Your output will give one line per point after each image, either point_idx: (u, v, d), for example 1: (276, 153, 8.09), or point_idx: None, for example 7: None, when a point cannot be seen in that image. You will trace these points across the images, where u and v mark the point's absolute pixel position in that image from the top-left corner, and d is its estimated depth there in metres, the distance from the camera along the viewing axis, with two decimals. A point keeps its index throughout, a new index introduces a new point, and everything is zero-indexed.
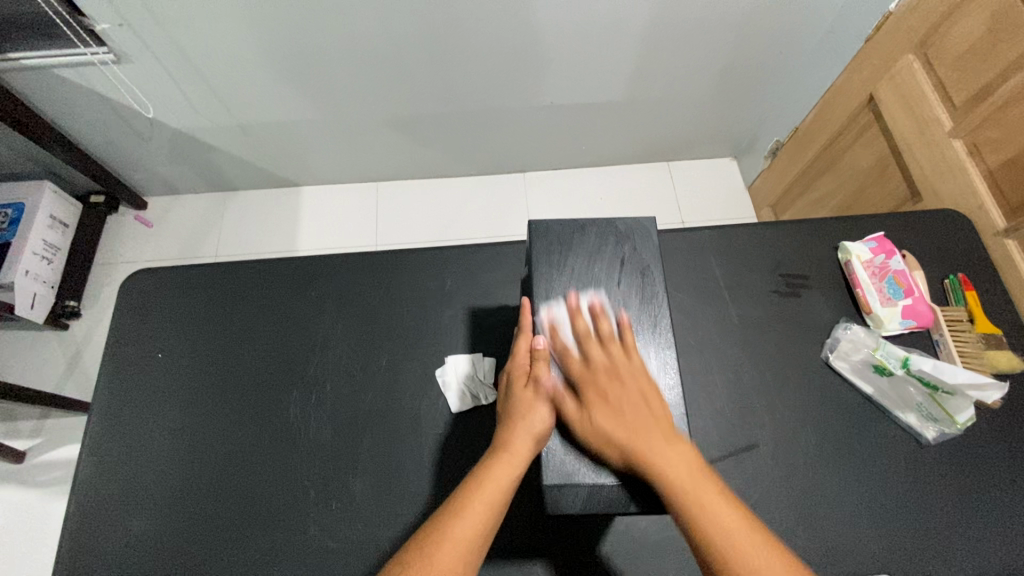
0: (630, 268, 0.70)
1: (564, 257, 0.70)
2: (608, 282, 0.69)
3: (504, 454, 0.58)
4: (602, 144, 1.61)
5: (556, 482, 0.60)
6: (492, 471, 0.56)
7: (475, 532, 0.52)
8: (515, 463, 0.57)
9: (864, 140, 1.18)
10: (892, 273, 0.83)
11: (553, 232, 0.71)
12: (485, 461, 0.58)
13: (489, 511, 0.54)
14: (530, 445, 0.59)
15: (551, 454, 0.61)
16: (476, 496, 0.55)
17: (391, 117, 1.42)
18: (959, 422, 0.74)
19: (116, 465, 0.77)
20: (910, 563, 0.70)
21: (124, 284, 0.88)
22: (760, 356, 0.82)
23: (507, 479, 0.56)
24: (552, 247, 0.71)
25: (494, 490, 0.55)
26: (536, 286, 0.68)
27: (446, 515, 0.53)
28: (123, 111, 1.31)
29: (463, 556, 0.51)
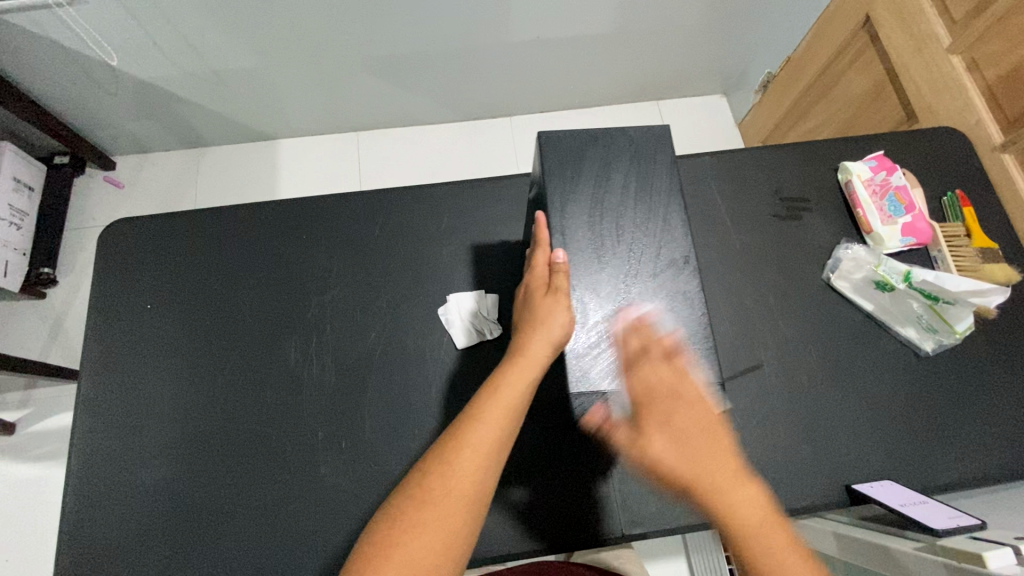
0: (643, 177, 0.68)
1: (576, 165, 0.67)
2: (622, 192, 0.67)
3: (518, 359, 0.57)
4: (590, 83, 1.56)
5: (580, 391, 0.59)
6: (509, 379, 0.56)
7: (494, 439, 0.53)
8: (534, 369, 0.56)
9: (859, 63, 1.16)
10: (893, 190, 0.82)
11: (563, 143, 0.68)
12: (501, 368, 0.57)
13: (506, 419, 0.54)
14: (547, 352, 0.57)
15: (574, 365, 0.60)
16: (493, 405, 0.55)
17: (369, 59, 1.35)
18: (959, 331, 0.75)
19: (116, 416, 0.75)
20: (908, 468, 0.73)
21: (103, 233, 0.84)
22: (763, 280, 0.82)
23: (524, 386, 0.56)
24: (566, 159, 0.67)
25: (510, 399, 0.55)
26: (549, 200, 0.65)
27: (463, 422, 0.54)
28: (81, 60, 1.22)
29: (482, 461, 0.52)
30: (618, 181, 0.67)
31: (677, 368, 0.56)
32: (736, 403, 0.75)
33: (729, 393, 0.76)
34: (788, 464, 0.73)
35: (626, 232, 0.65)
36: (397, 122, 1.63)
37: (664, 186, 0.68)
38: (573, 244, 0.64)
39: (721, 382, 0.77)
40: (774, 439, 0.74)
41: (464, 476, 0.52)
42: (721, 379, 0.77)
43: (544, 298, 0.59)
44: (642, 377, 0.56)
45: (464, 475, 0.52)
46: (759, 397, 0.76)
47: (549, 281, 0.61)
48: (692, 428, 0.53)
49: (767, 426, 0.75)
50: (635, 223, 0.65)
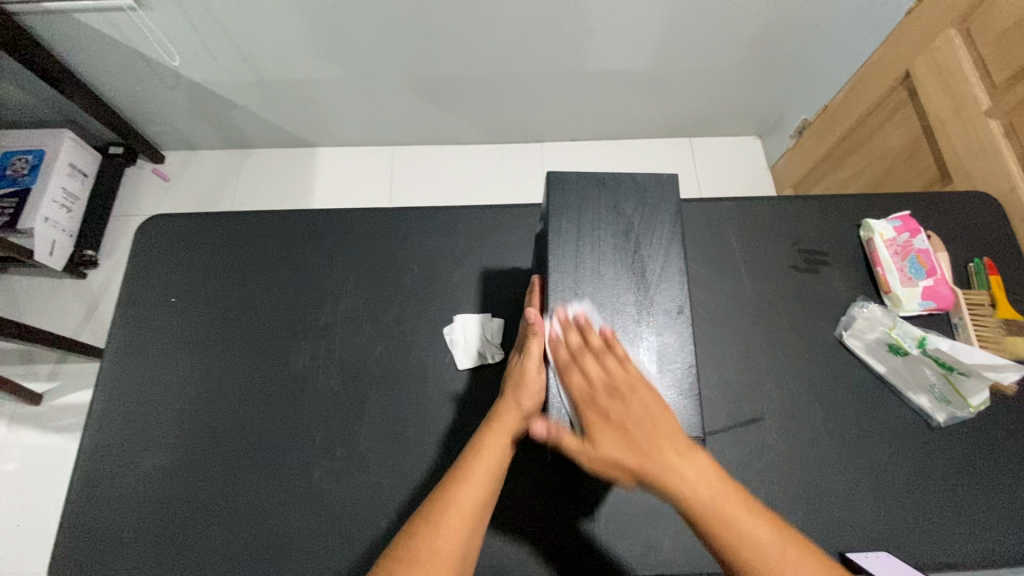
0: (648, 221, 0.67)
1: (579, 206, 0.67)
2: (625, 234, 0.66)
3: (494, 423, 0.61)
4: (623, 116, 1.58)
5: (562, 430, 0.59)
6: (489, 441, 0.59)
7: (479, 498, 0.55)
8: (510, 436, 0.60)
9: (896, 118, 1.14)
10: (915, 252, 0.81)
11: (570, 183, 0.67)
12: (479, 435, 0.60)
13: (489, 479, 0.57)
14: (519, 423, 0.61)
15: (556, 403, 0.60)
16: (477, 464, 0.57)
17: (410, 79, 1.40)
18: (973, 404, 0.72)
19: (130, 402, 0.79)
20: (910, 541, 0.70)
21: (140, 226, 0.89)
22: (772, 331, 0.81)
23: (503, 447, 0.59)
24: (569, 201, 0.67)
25: (491, 461, 0.57)
26: (550, 238, 0.65)
27: (449, 482, 0.56)
28: (144, 61, 1.31)
29: (469, 522, 0.53)
30: (622, 224, 0.66)
31: (622, 368, 0.57)
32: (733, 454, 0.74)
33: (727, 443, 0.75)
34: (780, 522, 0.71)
35: (625, 275, 0.64)
36: (431, 140, 1.68)
37: (668, 233, 0.67)
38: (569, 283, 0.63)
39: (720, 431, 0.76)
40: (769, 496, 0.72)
41: (450, 538, 0.52)
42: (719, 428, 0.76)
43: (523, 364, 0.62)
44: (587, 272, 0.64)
45: (451, 532, 0.52)
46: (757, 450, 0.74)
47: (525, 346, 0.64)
48: (637, 417, 0.55)
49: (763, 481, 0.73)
50: (634, 266, 0.64)
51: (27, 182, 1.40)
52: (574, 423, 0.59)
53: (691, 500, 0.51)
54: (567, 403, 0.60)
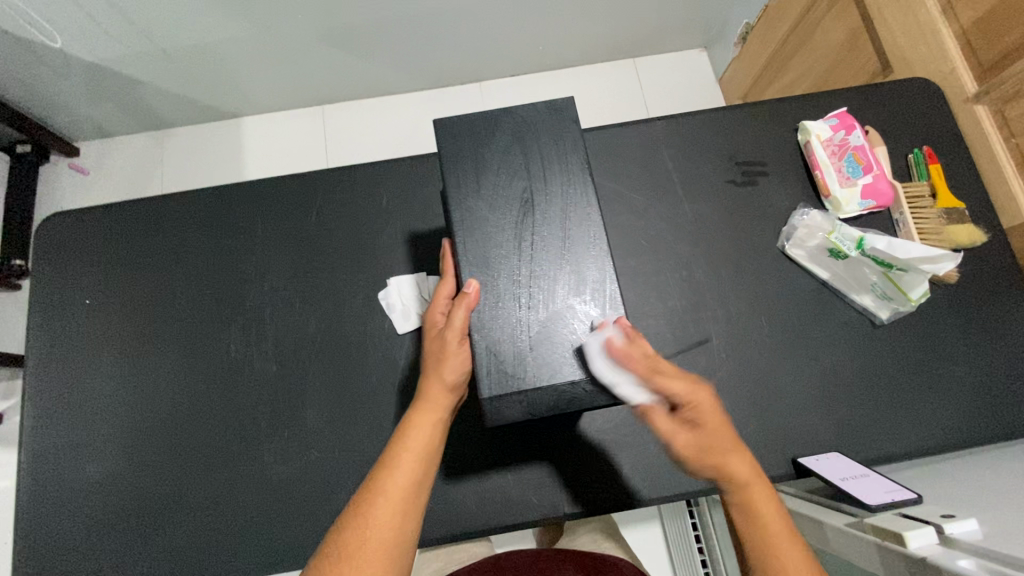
0: (551, 150, 0.56)
1: (473, 150, 0.57)
2: (529, 172, 0.56)
3: (420, 402, 0.54)
4: (561, 43, 1.49)
5: (495, 394, 0.51)
6: (415, 423, 0.53)
7: (409, 484, 0.50)
8: (442, 411, 0.54)
9: (835, 11, 1.08)
10: (851, 150, 0.78)
11: (458, 128, 0.57)
12: (410, 411, 0.54)
13: (420, 462, 0.52)
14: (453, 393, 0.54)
15: (486, 364, 0.52)
16: (408, 447, 0.52)
17: (325, 29, 1.29)
18: (913, 299, 0.72)
19: (63, 413, 0.76)
20: (860, 439, 0.71)
21: (39, 227, 0.82)
22: (715, 251, 0.79)
23: (432, 429, 0.53)
24: (461, 144, 0.57)
25: (424, 439, 0.52)
26: (446, 192, 0.55)
27: (380, 469, 0.51)
28: (25, 43, 1.18)
29: (401, 510, 0.49)
30: (524, 162, 0.56)
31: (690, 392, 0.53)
32: None
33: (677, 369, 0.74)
34: None
35: (536, 217, 0.54)
36: (362, 94, 1.58)
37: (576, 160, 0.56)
38: (476, 238, 0.55)
39: (669, 358, 0.75)
40: None
41: (381, 527, 0.48)
42: (668, 355, 0.75)
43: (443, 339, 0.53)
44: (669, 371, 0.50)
45: (384, 523, 0.48)
46: (707, 373, 0.74)
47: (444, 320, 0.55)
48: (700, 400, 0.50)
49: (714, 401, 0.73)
50: (541, 204, 0.55)
51: None
52: (508, 382, 0.51)
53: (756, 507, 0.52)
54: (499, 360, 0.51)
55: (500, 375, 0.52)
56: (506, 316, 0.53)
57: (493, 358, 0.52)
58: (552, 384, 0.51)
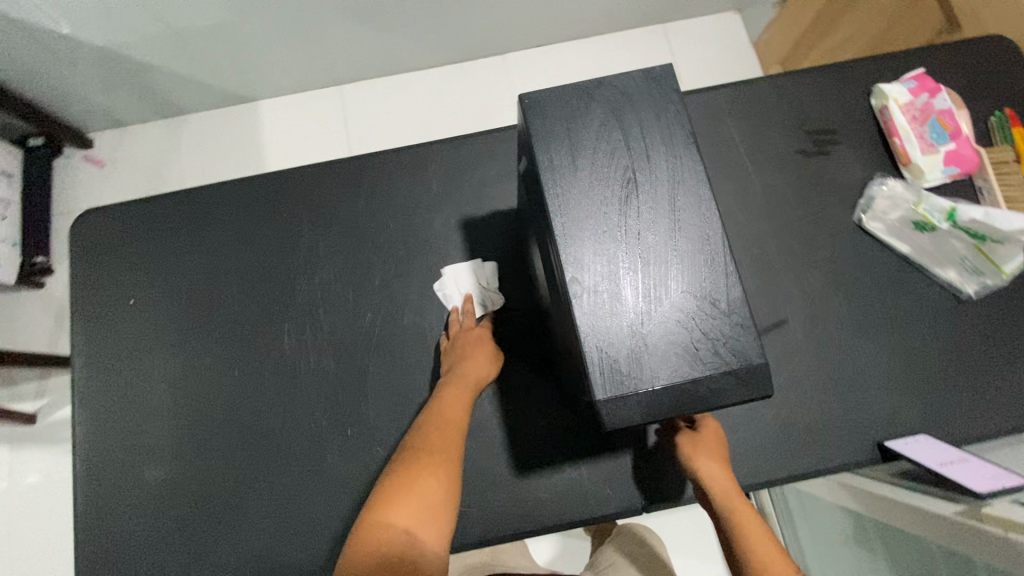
0: (649, 119, 0.50)
1: (564, 123, 0.50)
2: (629, 150, 0.49)
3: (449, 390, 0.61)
4: (588, 9, 1.41)
5: (611, 395, 0.44)
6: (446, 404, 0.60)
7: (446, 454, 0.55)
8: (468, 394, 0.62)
9: None
10: (936, 114, 0.73)
11: (546, 102, 0.50)
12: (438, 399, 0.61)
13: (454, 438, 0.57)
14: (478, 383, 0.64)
15: (597, 362, 0.45)
16: (443, 424, 0.58)
17: (343, 3, 1.22)
18: (1007, 272, 0.67)
19: (116, 417, 0.73)
20: (948, 420, 0.68)
21: (75, 225, 0.79)
22: (787, 227, 0.75)
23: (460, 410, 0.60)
24: (549, 118, 0.50)
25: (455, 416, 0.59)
26: (539, 173, 0.49)
27: (419, 440, 0.57)
28: (33, 30, 1.12)
29: (442, 476, 0.53)
30: (623, 139, 0.49)
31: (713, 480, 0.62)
32: None
33: None
34: (816, 424, 0.69)
35: (642, 200, 0.48)
36: (381, 72, 1.51)
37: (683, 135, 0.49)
38: (573, 220, 0.47)
39: None
40: (802, 399, 0.69)
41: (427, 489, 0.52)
42: None
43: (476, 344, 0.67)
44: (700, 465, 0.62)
45: (427, 482, 0.52)
46: (784, 356, 0.71)
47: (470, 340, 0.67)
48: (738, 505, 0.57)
49: (794, 385, 0.70)
50: (644, 180, 0.48)
51: None
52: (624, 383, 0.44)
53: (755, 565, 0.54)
54: (611, 360, 0.45)
55: (613, 376, 0.45)
56: (613, 310, 0.46)
57: (605, 356, 0.45)
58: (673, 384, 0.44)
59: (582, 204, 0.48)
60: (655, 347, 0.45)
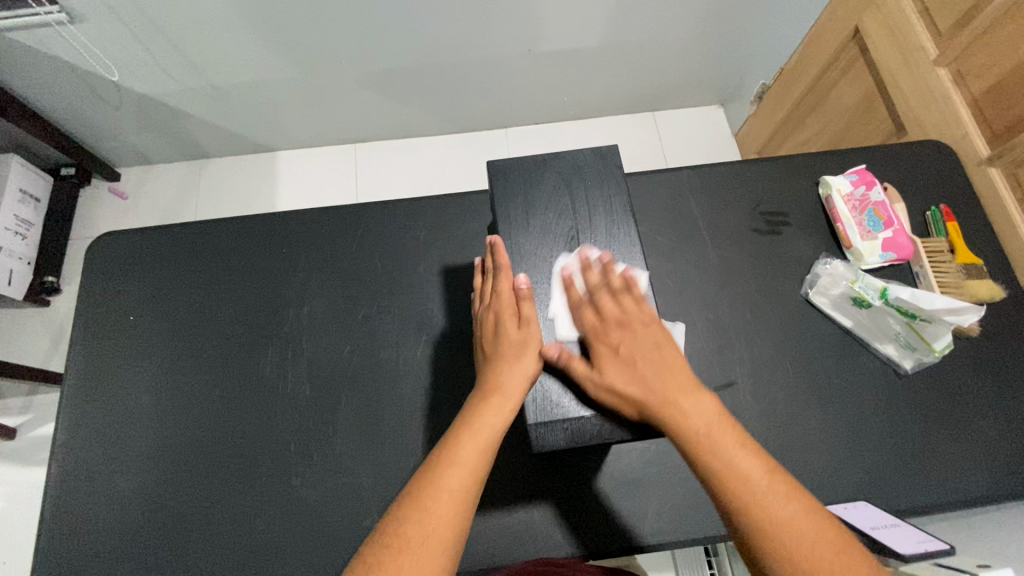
0: (595, 194, 0.67)
1: (528, 193, 0.67)
2: (575, 213, 0.66)
3: (494, 395, 0.53)
4: (584, 94, 1.57)
5: (541, 420, 0.57)
6: (485, 412, 0.52)
7: (470, 477, 0.48)
8: (509, 406, 0.53)
9: (850, 75, 1.15)
10: (872, 205, 0.81)
11: (511, 174, 0.68)
12: (477, 400, 0.54)
13: (483, 454, 0.50)
14: (523, 386, 0.54)
15: (533, 393, 0.58)
16: (469, 442, 0.50)
17: (364, 73, 1.37)
18: (937, 349, 0.73)
19: (97, 425, 0.77)
20: (887, 489, 0.71)
21: (91, 245, 0.86)
22: (740, 296, 0.81)
23: (499, 422, 0.52)
24: (515, 187, 0.67)
25: (487, 435, 0.51)
26: (501, 228, 0.65)
27: (439, 463, 0.49)
28: (86, 75, 1.25)
29: (458, 504, 0.47)
30: (571, 205, 0.66)
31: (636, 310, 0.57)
32: None
33: None
34: None
35: (581, 252, 0.63)
36: (393, 134, 1.65)
37: (620, 204, 0.66)
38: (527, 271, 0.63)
39: None
40: None
41: (441, 520, 0.46)
42: None
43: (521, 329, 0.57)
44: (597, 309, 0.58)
45: (441, 519, 0.46)
46: (733, 415, 0.75)
47: (515, 309, 0.59)
48: (653, 363, 0.54)
49: None
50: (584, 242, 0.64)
51: None
52: (553, 410, 0.57)
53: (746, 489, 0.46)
54: (546, 391, 0.58)
55: (544, 404, 0.58)
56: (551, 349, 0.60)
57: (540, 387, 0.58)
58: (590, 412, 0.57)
59: (534, 258, 0.63)
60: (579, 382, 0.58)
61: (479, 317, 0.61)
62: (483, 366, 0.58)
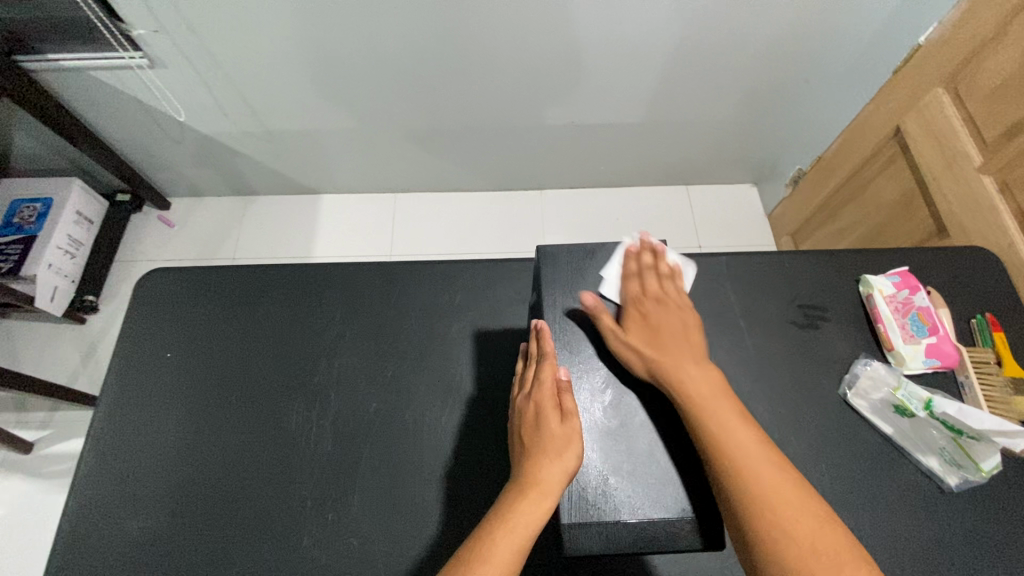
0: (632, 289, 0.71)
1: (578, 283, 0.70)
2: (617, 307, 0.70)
3: (533, 492, 0.54)
4: (622, 164, 1.61)
5: (575, 521, 0.59)
6: (523, 508, 0.53)
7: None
8: (546, 505, 0.53)
9: (889, 171, 1.16)
10: (916, 309, 0.81)
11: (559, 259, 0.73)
12: (514, 491, 0.55)
13: (515, 553, 0.50)
14: (560, 483, 0.55)
15: (569, 492, 0.60)
16: (504, 539, 0.51)
17: (413, 130, 1.43)
18: (984, 469, 0.69)
19: (120, 459, 0.77)
20: None
21: (141, 279, 0.90)
22: (775, 390, 0.79)
23: (536, 521, 0.52)
24: (561, 275, 0.73)
25: (522, 533, 0.51)
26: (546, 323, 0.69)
27: (473, 557, 0.49)
28: (155, 113, 1.34)
29: None
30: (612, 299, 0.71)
31: (675, 290, 0.70)
32: None
33: None
34: None
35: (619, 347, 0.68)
36: (432, 187, 1.71)
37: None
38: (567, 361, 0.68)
39: None
40: None
41: None
42: None
43: (560, 421, 0.58)
44: (642, 283, 0.70)
45: None
46: None
47: (558, 402, 0.60)
48: (675, 327, 0.66)
49: None
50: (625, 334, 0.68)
51: (32, 229, 1.42)
52: (588, 511, 0.59)
53: (720, 437, 0.56)
54: (583, 491, 0.60)
55: (579, 505, 0.60)
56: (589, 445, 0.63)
57: (577, 485, 0.60)
58: (625, 517, 0.59)
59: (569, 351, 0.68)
60: (614, 484, 0.61)
61: (521, 402, 0.63)
62: (520, 453, 0.58)
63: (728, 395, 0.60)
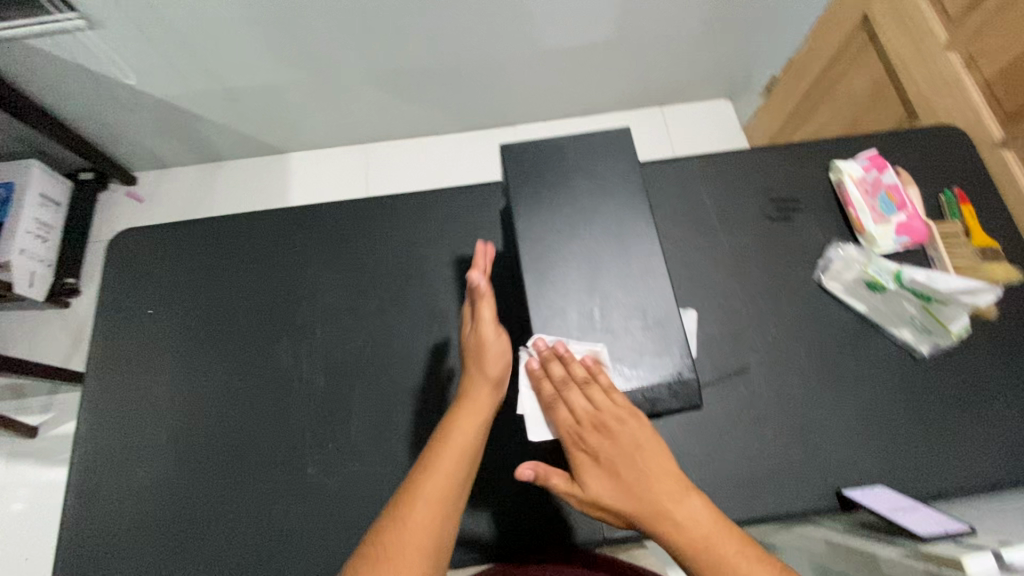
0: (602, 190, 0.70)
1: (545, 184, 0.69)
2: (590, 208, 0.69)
3: (465, 404, 0.62)
4: (593, 91, 1.58)
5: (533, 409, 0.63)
6: (460, 422, 0.61)
7: (446, 485, 0.57)
8: (480, 416, 0.62)
9: (858, 64, 1.14)
10: (885, 188, 0.81)
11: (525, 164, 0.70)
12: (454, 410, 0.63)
13: (460, 464, 0.59)
14: (490, 392, 0.63)
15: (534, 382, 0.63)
16: (446, 453, 0.59)
17: (375, 74, 1.38)
18: (954, 331, 0.73)
19: (117, 417, 0.79)
20: (908, 473, 0.71)
21: (111, 242, 0.88)
22: (752, 282, 0.81)
23: (473, 430, 0.61)
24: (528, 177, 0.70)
25: (463, 443, 0.60)
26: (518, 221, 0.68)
27: (420, 473, 0.58)
28: (104, 81, 1.28)
29: (439, 513, 0.55)
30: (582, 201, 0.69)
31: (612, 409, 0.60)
32: (723, 405, 0.74)
33: (714, 398, 0.74)
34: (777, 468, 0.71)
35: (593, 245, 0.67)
36: (402, 133, 1.67)
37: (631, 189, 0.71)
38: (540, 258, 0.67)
39: (705, 385, 0.75)
40: (762, 443, 0.72)
41: (419, 529, 0.54)
42: (706, 382, 0.75)
43: (476, 328, 0.65)
44: (570, 407, 0.60)
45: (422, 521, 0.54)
46: (748, 400, 0.74)
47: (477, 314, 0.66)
48: (625, 450, 0.58)
49: (756, 429, 0.73)
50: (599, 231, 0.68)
51: None
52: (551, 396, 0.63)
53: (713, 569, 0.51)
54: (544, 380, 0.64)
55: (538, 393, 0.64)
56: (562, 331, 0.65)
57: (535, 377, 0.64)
58: None
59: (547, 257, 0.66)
60: None
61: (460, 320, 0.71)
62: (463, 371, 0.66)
63: (704, 509, 0.55)
